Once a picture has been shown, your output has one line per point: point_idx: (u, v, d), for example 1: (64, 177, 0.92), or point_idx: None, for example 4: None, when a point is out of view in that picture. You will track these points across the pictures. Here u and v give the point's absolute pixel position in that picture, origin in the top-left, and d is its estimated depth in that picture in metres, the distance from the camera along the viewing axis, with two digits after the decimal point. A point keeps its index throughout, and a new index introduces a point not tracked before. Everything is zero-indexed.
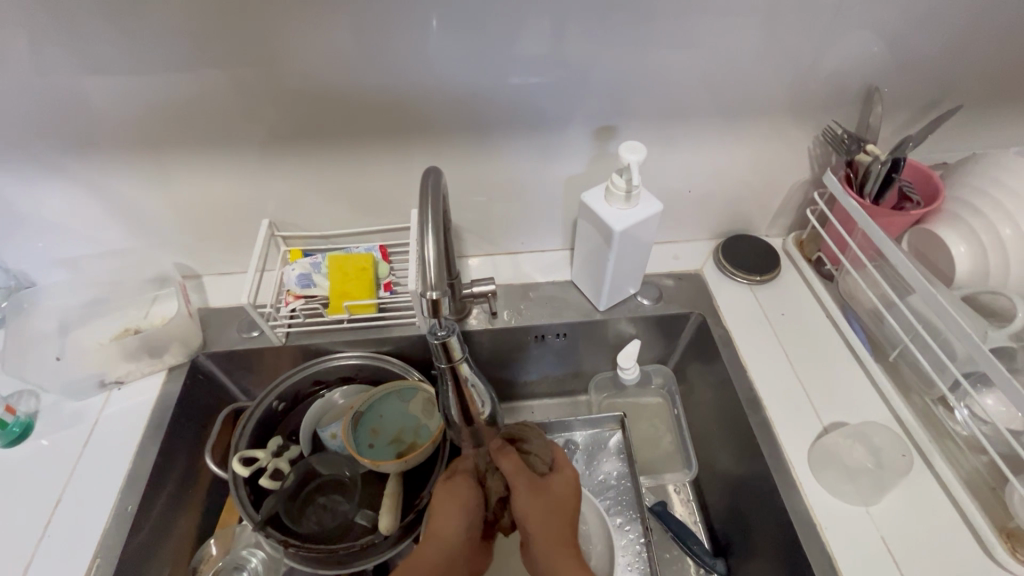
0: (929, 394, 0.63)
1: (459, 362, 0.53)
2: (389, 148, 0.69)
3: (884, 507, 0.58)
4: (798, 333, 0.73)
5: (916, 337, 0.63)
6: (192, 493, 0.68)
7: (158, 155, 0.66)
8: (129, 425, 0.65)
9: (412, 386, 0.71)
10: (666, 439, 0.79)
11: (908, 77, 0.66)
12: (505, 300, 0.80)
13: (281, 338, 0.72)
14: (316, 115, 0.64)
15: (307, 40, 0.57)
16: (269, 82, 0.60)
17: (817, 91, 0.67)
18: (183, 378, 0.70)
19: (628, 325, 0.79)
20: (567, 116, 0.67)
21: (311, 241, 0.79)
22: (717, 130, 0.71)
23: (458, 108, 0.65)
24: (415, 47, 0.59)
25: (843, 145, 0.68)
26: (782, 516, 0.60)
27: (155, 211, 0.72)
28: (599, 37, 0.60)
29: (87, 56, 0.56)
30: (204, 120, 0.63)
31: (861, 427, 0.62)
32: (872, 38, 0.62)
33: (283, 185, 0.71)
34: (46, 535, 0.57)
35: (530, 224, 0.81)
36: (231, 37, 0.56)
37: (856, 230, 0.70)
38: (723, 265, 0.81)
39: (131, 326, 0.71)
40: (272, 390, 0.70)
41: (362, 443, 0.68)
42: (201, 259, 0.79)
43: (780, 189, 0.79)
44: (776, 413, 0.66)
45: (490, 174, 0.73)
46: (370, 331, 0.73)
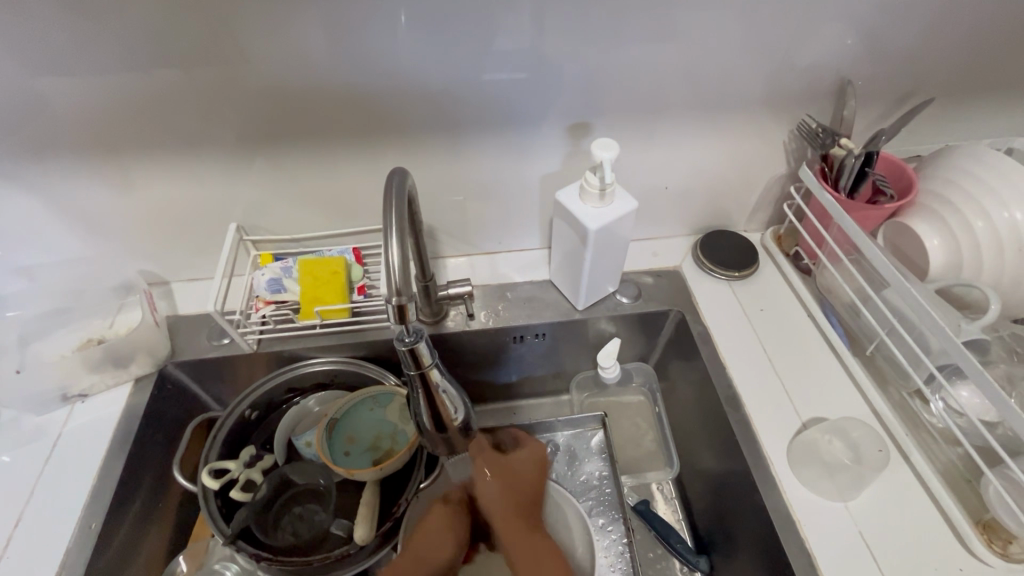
0: (905, 387, 0.64)
1: (429, 369, 0.49)
2: (359, 148, 0.67)
3: (862, 502, 0.58)
4: (776, 329, 0.73)
5: (892, 331, 0.63)
6: (162, 507, 0.66)
7: (117, 159, 0.64)
8: (93, 439, 0.63)
9: (388, 391, 0.70)
10: (648, 437, 0.79)
11: (881, 70, 0.66)
12: (483, 301, 0.78)
13: (252, 345, 0.70)
14: (281, 115, 0.62)
15: (269, 38, 0.55)
16: (231, 82, 0.58)
17: (791, 85, 0.66)
18: (150, 389, 0.68)
19: (607, 324, 0.78)
20: (540, 113, 0.66)
21: (283, 244, 0.77)
22: (693, 125, 0.70)
23: (428, 107, 0.64)
24: (381, 45, 0.57)
25: (818, 139, 0.68)
26: (762, 514, 0.60)
27: (116, 216, 0.69)
28: (571, 32, 0.58)
29: (34, 56, 0.53)
30: (163, 122, 0.61)
31: (839, 422, 0.62)
32: (844, 31, 0.62)
33: (250, 187, 0.69)
34: (6, 557, 0.55)
35: (507, 223, 0.79)
36: (188, 35, 0.54)
37: (831, 224, 0.70)
38: (702, 261, 0.80)
39: (95, 337, 0.69)
40: (243, 399, 0.69)
41: (337, 451, 0.66)
42: (168, 265, 0.76)
43: (757, 184, 0.79)
44: (755, 410, 0.65)
45: (464, 173, 0.72)
46: (343, 336, 0.72)
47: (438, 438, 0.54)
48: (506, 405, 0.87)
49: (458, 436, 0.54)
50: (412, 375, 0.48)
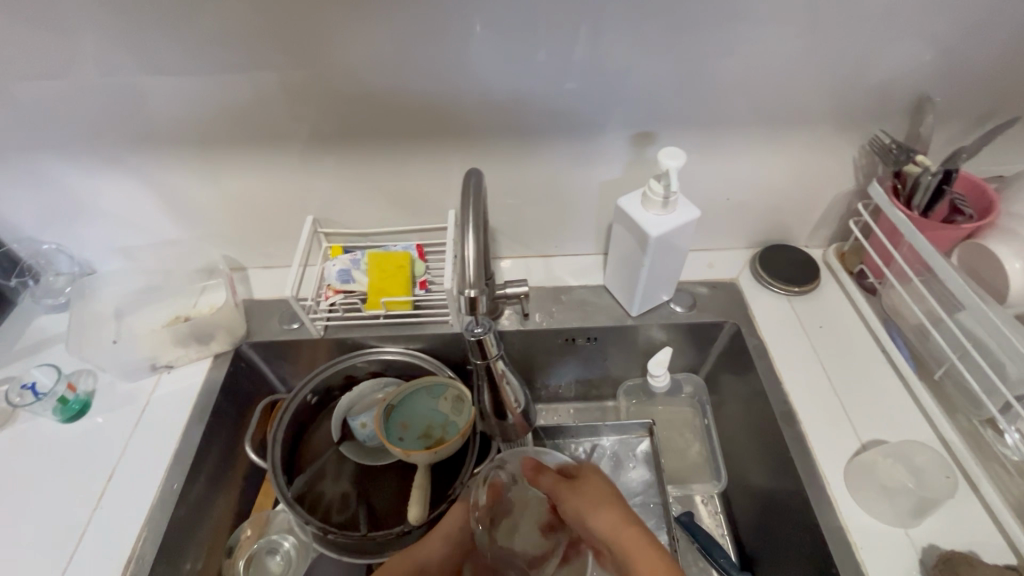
0: (977, 415, 0.60)
1: (494, 359, 0.56)
2: (429, 150, 0.71)
3: (923, 530, 0.56)
4: (837, 348, 0.71)
5: (964, 355, 0.60)
6: (231, 476, 0.71)
7: (212, 152, 0.69)
8: (177, 406, 0.69)
9: (442, 382, 0.73)
10: (694, 449, 0.79)
11: (963, 86, 0.64)
12: (537, 302, 0.80)
13: (319, 331, 0.74)
14: (360, 116, 0.66)
15: (355, 43, 0.59)
16: (318, 83, 0.63)
17: (864, 99, 0.65)
18: (227, 365, 0.73)
19: (659, 332, 0.78)
20: (605, 120, 0.67)
21: (351, 238, 0.81)
22: (759, 138, 0.70)
23: (496, 112, 0.66)
24: (457, 53, 0.61)
25: (891, 155, 0.66)
26: (815, 533, 0.59)
27: (206, 205, 0.75)
28: (640, 43, 0.60)
29: (150, 56, 0.59)
30: (255, 119, 0.66)
31: (902, 447, 0.59)
32: (924, 46, 0.60)
33: (326, 182, 0.74)
34: (100, 506, 0.61)
35: (564, 228, 0.81)
36: (283, 41, 0.59)
37: (902, 243, 0.68)
38: (761, 274, 0.79)
39: (181, 315, 0.75)
40: (306, 383, 0.73)
41: (392, 436, 0.69)
42: (247, 252, 0.82)
43: (822, 200, 0.77)
44: (811, 427, 0.64)
45: (526, 177, 0.74)
46: (403, 328, 0.75)
47: (496, 423, 0.62)
48: (552, 406, 0.88)
49: (516, 424, 0.62)
50: (480, 363, 0.55)
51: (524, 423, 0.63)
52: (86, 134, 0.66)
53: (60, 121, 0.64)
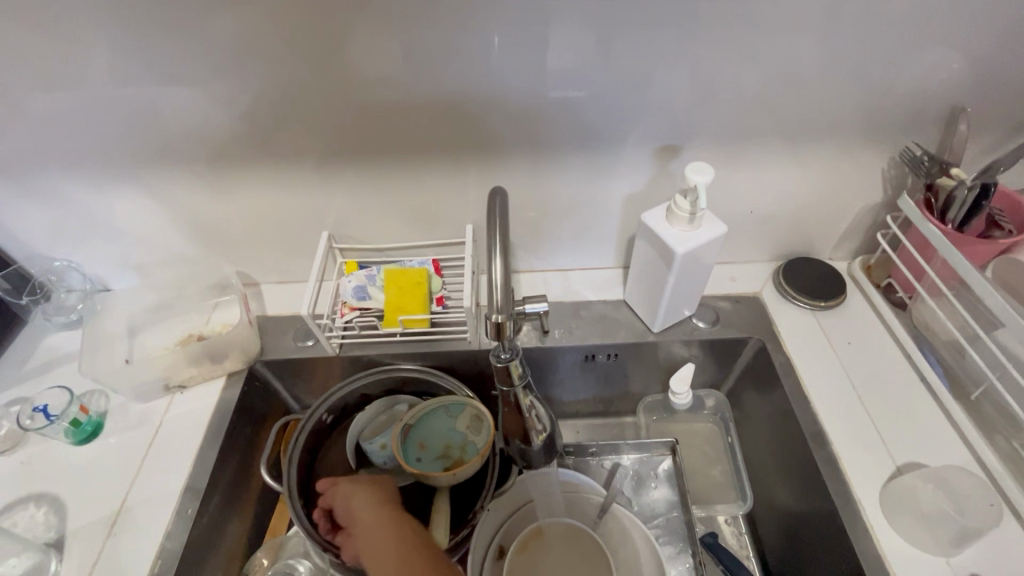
0: (1016, 437, 0.58)
1: (519, 386, 0.54)
2: (446, 163, 0.69)
3: (963, 558, 0.54)
4: (867, 365, 0.69)
5: (1003, 375, 0.58)
6: (245, 498, 0.69)
7: (226, 167, 0.68)
8: (190, 428, 0.67)
9: (460, 402, 0.71)
10: (717, 467, 0.77)
11: (998, 95, 0.62)
12: (555, 317, 0.78)
13: (335, 348, 0.73)
14: (376, 130, 0.65)
15: (372, 57, 0.58)
16: (334, 98, 0.62)
17: (895, 109, 0.63)
18: (241, 384, 0.72)
19: (681, 348, 0.76)
20: (628, 133, 0.66)
21: (366, 253, 0.80)
22: (784, 149, 0.68)
23: (516, 124, 0.65)
24: (476, 66, 0.59)
25: (922, 168, 0.65)
26: (851, 560, 0.56)
27: (219, 220, 0.74)
28: (667, 54, 0.58)
29: (166, 71, 0.58)
30: (271, 133, 0.65)
31: (941, 471, 0.57)
32: (960, 55, 0.59)
33: (342, 196, 0.72)
34: (113, 532, 0.59)
35: (582, 241, 0.80)
36: (300, 54, 0.58)
37: (934, 257, 0.66)
38: (785, 289, 0.77)
39: (195, 333, 0.74)
40: (322, 403, 0.71)
41: (409, 457, 0.67)
42: (260, 267, 0.81)
43: (848, 212, 0.75)
44: (843, 449, 0.62)
45: (545, 190, 0.72)
46: (422, 343, 0.74)
47: (517, 450, 0.60)
48: (570, 422, 0.86)
49: (540, 453, 0.60)
50: (505, 390, 0.54)
51: (548, 449, 0.61)
52: (99, 150, 0.65)
53: (74, 137, 0.63)
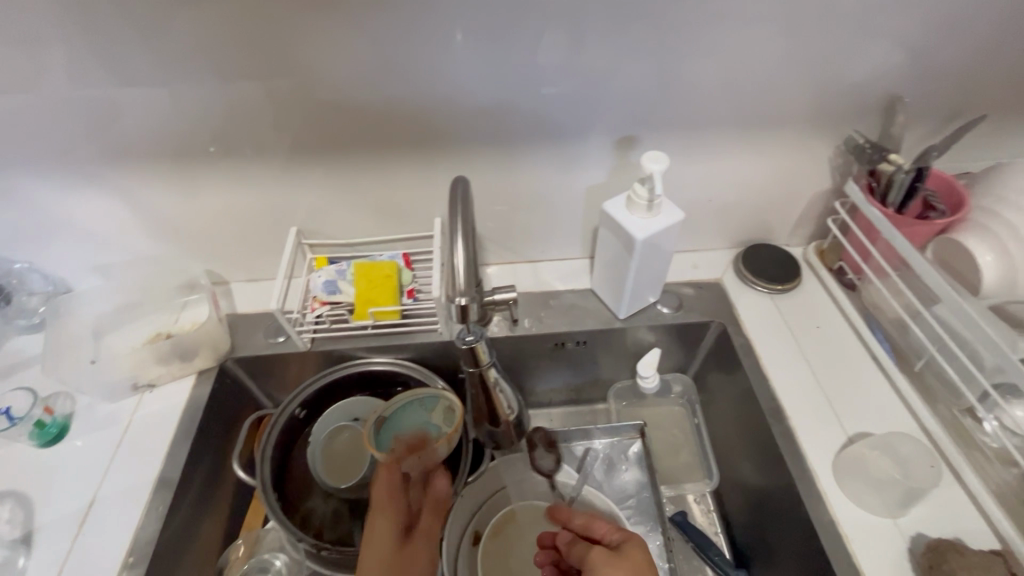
0: (957, 405, 0.62)
1: (487, 367, 0.59)
2: (413, 158, 0.70)
3: (911, 519, 0.57)
4: (821, 343, 0.73)
5: (942, 348, 0.62)
6: (219, 495, 0.69)
7: (191, 164, 0.68)
8: (160, 426, 0.67)
9: (435, 394, 0.72)
10: (686, 448, 0.79)
11: (932, 85, 0.66)
12: (525, 307, 0.80)
13: (306, 343, 0.73)
14: (343, 126, 0.66)
15: (336, 53, 0.59)
16: (300, 94, 0.62)
17: (839, 100, 0.67)
18: (211, 382, 0.71)
19: (647, 334, 0.79)
20: (589, 125, 0.68)
21: (335, 249, 0.80)
22: (738, 140, 0.71)
23: (480, 119, 0.67)
24: (440, 62, 0.61)
25: (865, 154, 0.68)
26: (807, 527, 0.59)
27: (186, 219, 0.74)
28: (624, 48, 0.61)
29: (129, 69, 0.58)
30: (236, 130, 0.65)
31: (887, 438, 0.61)
32: (896, 47, 0.62)
33: (310, 192, 0.73)
34: (82, 532, 0.59)
35: (550, 233, 0.82)
36: (264, 50, 0.58)
37: (879, 239, 0.70)
38: (745, 274, 0.81)
39: (163, 332, 0.73)
40: (294, 397, 0.72)
41: (384, 448, 0.69)
42: (229, 266, 0.81)
43: (801, 199, 0.79)
44: (799, 423, 0.65)
45: (511, 183, 0.74)
46: (392, 337, 0.74)
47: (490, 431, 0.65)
48: (543, 411, 0.88)
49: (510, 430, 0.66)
50: (472, 371, 0.59)
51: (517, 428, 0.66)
52: (60, 149, 0.64)
53: (32, 136, 0.62)
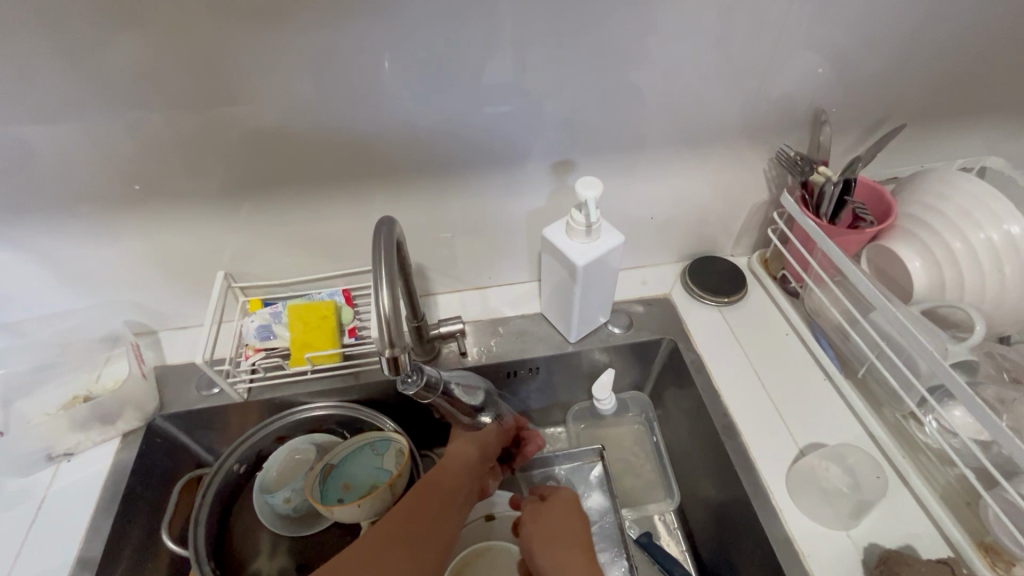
0: (899, 409, 0.64)
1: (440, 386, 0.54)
2: (346, 192, 0.68)
3: (863, 529, 0.57)
4: (769, 354, 0.73)
5: (881, 354, 0.63)
6: (153, 566, 0.64)
7: (102, 211, 0.63)
8: (81, 498, 0.62)
9: (384, 437, 0.69)
10: (646, 467, 0.79)
11: (853, 97, 0.68)
12: (474, 336, 0.78)
13: (243, 394, 0.69)
14: (268, 163, 0.63)
15: (254, 88, 0.56)
16: (217, 133, 0.59)
17: (768, 114, 0.68)
18: (139, 443, 0.66)
19: (601, 355, 0.78)
20: (526, 151, 0.67)
21: (271, 289, 0.76)
22: (675, 157, 0.71)
23: (413, 149, 0.64)
24: (368, 95, 0.58)
25: (797, 166, 0.69)
26: (765, 545, 0.59)
27: (102, 269, 0.69)
28: (553, 73, 0.60)
29: (21, 115, 0.54)
30: (149, 173, 0.61)
31: (837, 448, 0.62)
32: (818, 62, 0.63)
33: (239, 233, 0.69)
34: None
35: (496, 259, 0.80)
36: (172, 90, 0.55)
37: (815, 249, 0.71)
38: (692, 288, 0.81)
39: (82, 393, 0.67)
40: (232, 452, 0.67)
41: (331, 497, 0.66)
42: (156, 314, 0.76)
43: (740, 211, 0.80)
44: (752, 437, 0.65)
45: (452, 211, 0.72)
46: (334, 380, 0.71)
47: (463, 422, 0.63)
48: None
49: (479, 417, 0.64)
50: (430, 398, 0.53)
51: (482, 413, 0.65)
52: None
53: None
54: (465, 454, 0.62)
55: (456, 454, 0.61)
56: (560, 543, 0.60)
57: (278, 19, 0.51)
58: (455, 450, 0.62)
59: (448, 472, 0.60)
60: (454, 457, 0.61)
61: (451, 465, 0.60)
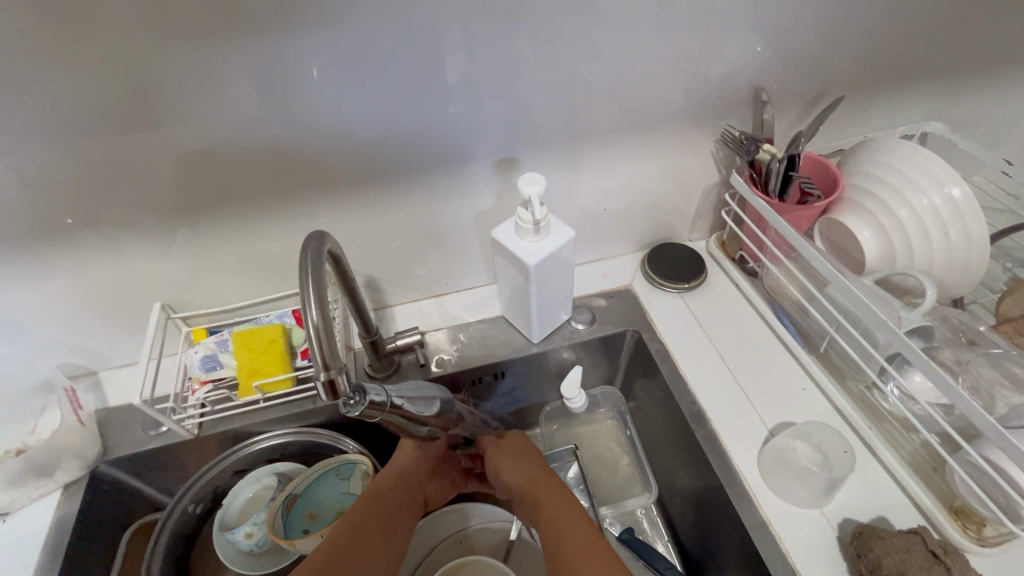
0: (861, 380, 0.64)
1: (387, 403, 0.51)
2: (285, 210, 0.64)
3: (834, 505, 0.57)
4: (733, 336, 0.73)
5: (840, 328, 0.63)
6: None
7: (14, 254, 0.59)
8: (19, 560, 0.58)
9: (350, 461, 0.66)
10: (623, 461, 0.78)
11: (792, 73, 0.67)
12: (435, 346, 0.76)
13: (193, 430, 0.66)
14: (194, 188, 0.59)
15: (164, 106, 0.52)
16: (131, 157, 0.55)
17: (710, 96, 0.67)
18: (82, 494, 0.62)
19: (567, 353, 0.77)
20: (469, 151, 0.64)
21: (216, 317, 0.73)
22: (623, 146, 0.70)
23: (351, 160, 0.61)
24: (297, 107, 0.55)
25: (742, 146, 0.69)
26: (740, 532, 0.58)
27: (23, 313, 0.64)
28: (489, 68, 0.57)
29: None
30: (61, 207, 0.56)
31: (804, 426, 0.62)
32: (754, 39, 0.63)
33: (172, 262, 0.65)
34: None
35: (450, 264, 0.78)
36: (72, 114, 0.50)
37: (768, 228, 0.70)
38: (653, 277, 0.80)
39: (13, 447, 0.62)
40: (184, 494, 0.64)
41: (296, 529, 0.63)
42: (93, 355, 0.71)
43: (693, 195, 0.79)
44: (722, 423, 0.64)
45: (398, 220, 0.70)
46: (290, 407, 0.68)
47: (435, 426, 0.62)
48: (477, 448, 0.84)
49: (444, 416, 0.63)
50: (379, 418, 0.51)
51: (445, 414, 0.63)
52: None
53: None
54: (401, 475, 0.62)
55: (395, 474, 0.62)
56: (528, 471, 0.64)
57: (182, 31, 0.47)
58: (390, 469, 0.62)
59: (387, 492, 0.60)
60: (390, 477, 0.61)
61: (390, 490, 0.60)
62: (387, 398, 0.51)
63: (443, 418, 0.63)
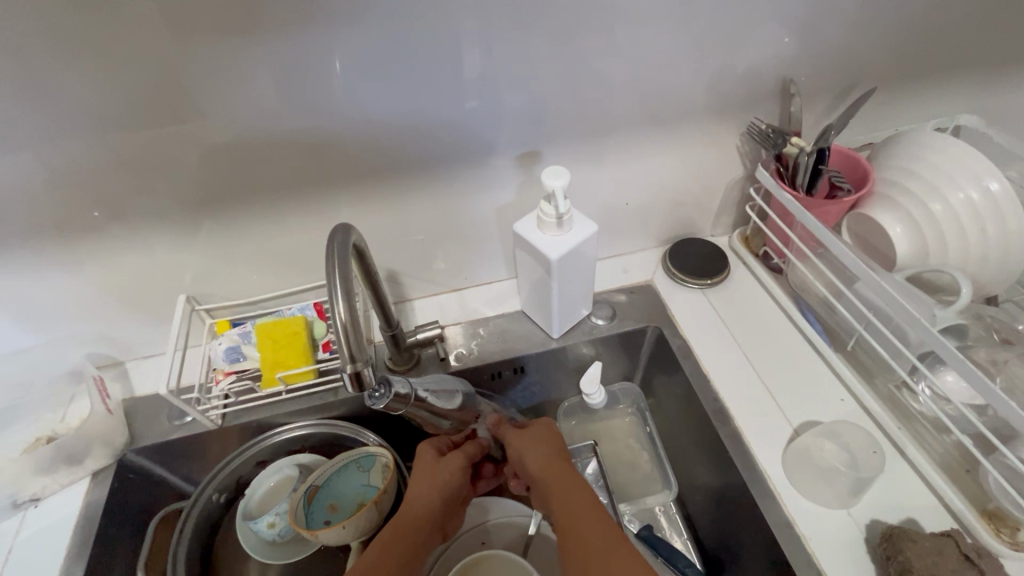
0: (890, 379, 0.62)
1: (411, 397, 0.51)
2: (307, 203, 0.64)
3: (862, 506, 0.56)
4: (757, 334, 0.72)
5: (869, 325, 0.62)
6: None
7: (45, 245, 0.60)
8: (51, 544, 0.59)
9: (371, 453, 0.67)
10: (643, 458, 0.77)
11: (822, 64, 0.66)
12: (454, 340, 0.76)
13: (217, 420, 0.67)
14: (220, 180, 0.59)
15: (190, 100, 0.52)
16: (157, 150, 0.55)
17: (736, 89, 0.66)
18: (110, 481, 0.64)
19: (587, 348, 0.76)
20: (491, 144, 0.64)
21: (239, 309, 0.74)
22: (646, 139, 0.69)
23: (374, 153, 0.61)
24: (321, 100, 0.55)
25: (769, 140, 0.68)
26: (764, 531, 0.57)
27: (52, 304, 0.65)
28: (512, 60, 0.56)
29: None
30: (89, 199, 0.57)
31: (831, 425, 0.61)
32: (783, 30, 0.61)
33: (197, 254, 0.66)
34: None
35: (470, 259, 0.78)
36: (100, 107, 0.51)
37: (795, 223, 0.69)
38: (674, 272, 0.79)
39: (45, 435, 0.64)
40: (209, 483, 0.65)
41: (318, 520, 0.63)
42: (119, 346, 0.73)
43: (717, 190, 0.78)
44: (745, 422, 0.63)
45: (419, 214, 0.70)
46: (312, 398, 0.69)
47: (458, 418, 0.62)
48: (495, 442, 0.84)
49: (465, 410, 0.63)
50: (403, 410, 0.51)
51: (466, 408, 0.63)
52: None
53: None
54: (427, 498, 0.59)
55: (418, 496, 0.59)
56: (550, 461, 0.62)
57: (208, 24, 0.48)
58: (417, 492, 0.59)
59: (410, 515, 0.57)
60: (417, 500, 0.58)
61: (411, 512, 0.58)
62: (411, 390, 0.51)
63: (465, 412, 0.63)
